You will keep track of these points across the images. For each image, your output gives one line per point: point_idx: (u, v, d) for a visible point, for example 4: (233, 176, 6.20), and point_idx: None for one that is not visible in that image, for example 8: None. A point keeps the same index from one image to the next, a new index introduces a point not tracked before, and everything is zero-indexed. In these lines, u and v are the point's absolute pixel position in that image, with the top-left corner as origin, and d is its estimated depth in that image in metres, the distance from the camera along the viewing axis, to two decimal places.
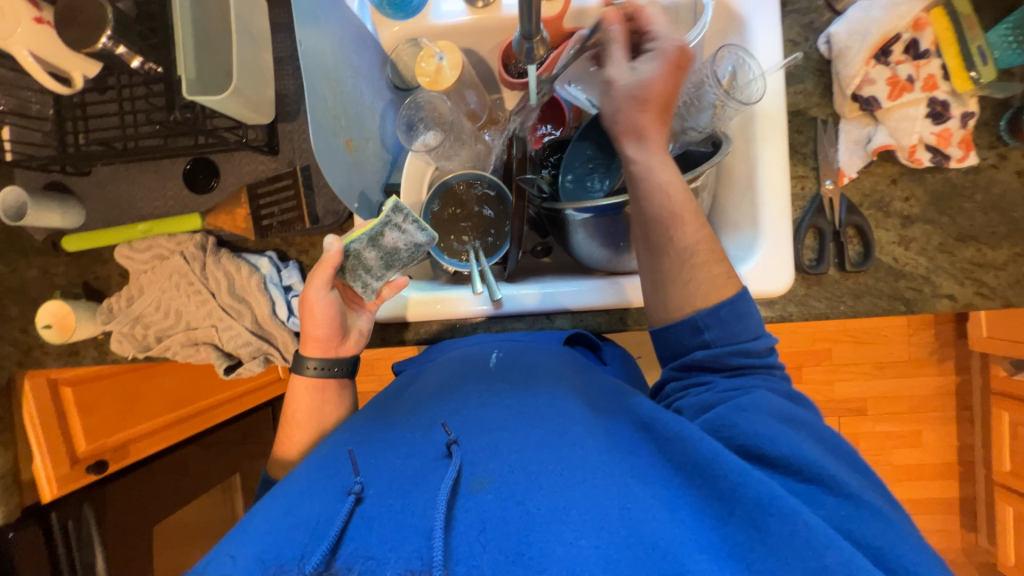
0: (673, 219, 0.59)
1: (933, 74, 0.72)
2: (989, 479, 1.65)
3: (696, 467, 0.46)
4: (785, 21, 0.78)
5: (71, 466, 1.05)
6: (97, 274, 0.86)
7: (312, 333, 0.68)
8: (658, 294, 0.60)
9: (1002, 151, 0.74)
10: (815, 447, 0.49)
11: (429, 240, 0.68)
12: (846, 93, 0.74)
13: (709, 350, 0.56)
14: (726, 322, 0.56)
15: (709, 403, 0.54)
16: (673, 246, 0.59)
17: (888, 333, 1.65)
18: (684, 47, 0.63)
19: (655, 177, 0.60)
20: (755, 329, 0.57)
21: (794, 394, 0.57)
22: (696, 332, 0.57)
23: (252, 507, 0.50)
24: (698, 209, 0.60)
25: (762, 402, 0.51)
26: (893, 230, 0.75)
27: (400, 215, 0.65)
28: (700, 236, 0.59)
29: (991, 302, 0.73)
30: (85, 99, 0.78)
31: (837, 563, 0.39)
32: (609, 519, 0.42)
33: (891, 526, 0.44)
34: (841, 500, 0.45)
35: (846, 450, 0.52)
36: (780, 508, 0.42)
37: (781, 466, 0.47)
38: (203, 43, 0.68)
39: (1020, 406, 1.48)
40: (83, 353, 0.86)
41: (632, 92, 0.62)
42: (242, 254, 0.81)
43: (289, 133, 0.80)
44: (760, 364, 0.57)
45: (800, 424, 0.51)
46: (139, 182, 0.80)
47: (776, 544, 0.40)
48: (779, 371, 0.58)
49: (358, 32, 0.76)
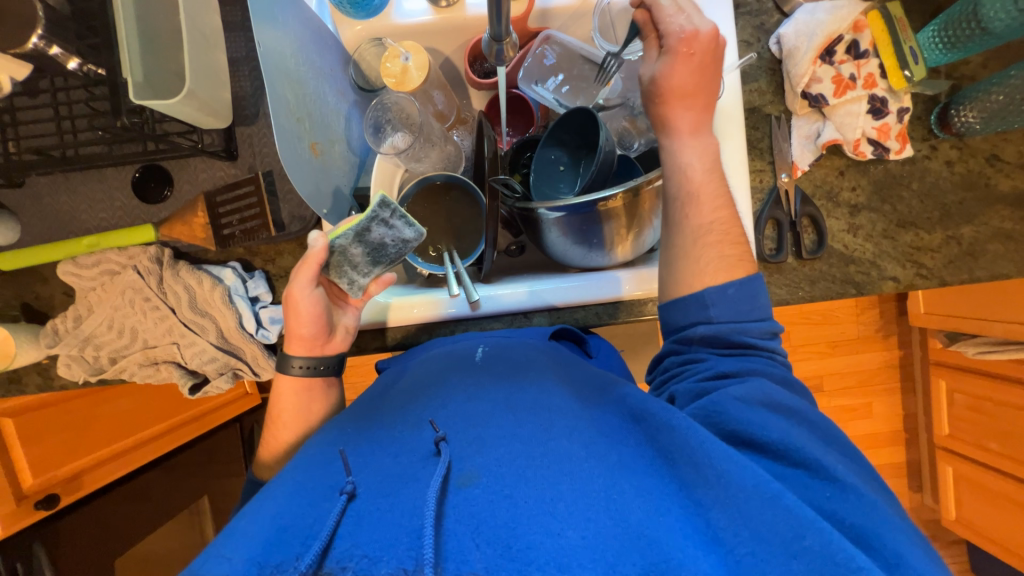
0: (689, 198, 0.62)
1: (872, 72, 0.77)
2: (930, 442, 1.81)
3: (683, 453, 0.48)
4: (738, 22, 0.82)
5: (17, 504, 0.98)
6: (38, 293, 0.79)
7: (297, 331, 0.66)
8: (665, 270, 0.64)
9: (933, 143, 0.80)
10: (802, 432, 0.51)
11: (417, 235, 0.66)
12: (797, 91, 0.78)
13: (712, 326, 0.59)
14: (733, 300, 0.59)
15: (701, 389, 0.56)
16: (690, 222, 0.62)
17: (839, 314, 1.77)
18: (695, 37, 0.60)
19: (679, 173, 0.63)
20: (761, 310, 0.60)
21: (790, 381, 0.58)
22: (702, 308, 0.59)
23: (240, 509, 0.48)
24: (719, 190, 0.63)
25: (753, 389, 0.53)
26: (842, 219, 0.80)
27: (387, 211, 0.63)
28: (716, 216, 0.62)
29: (929, 282, 0.80)
30: (14, 104, 0.72)
31: (817, 545, 0.40)
32: (597, 510, 0.43)
33: (875, 509, 0.46)
34: (828, 484, 0.47)
35: (828, 431, 0.53)
36: (761, 492, 0.43)
37: (770, 451, 0.49)
38: (150, 42, 0.64)
39: (954, 374, 1.63)
40: (27, 381, 0.79)
41: (648, 88, 0.64)
42: (202, 265, 0.77)
43: (248, 137, 0.77)
44: (761, 345, 0.59)
45: (790, 413, 0.53)
46: (83, 193, 0.76)
47: (759, 528, 0.42)
48: (781, 356, 0.60)
49: (317, 30, 0.73)
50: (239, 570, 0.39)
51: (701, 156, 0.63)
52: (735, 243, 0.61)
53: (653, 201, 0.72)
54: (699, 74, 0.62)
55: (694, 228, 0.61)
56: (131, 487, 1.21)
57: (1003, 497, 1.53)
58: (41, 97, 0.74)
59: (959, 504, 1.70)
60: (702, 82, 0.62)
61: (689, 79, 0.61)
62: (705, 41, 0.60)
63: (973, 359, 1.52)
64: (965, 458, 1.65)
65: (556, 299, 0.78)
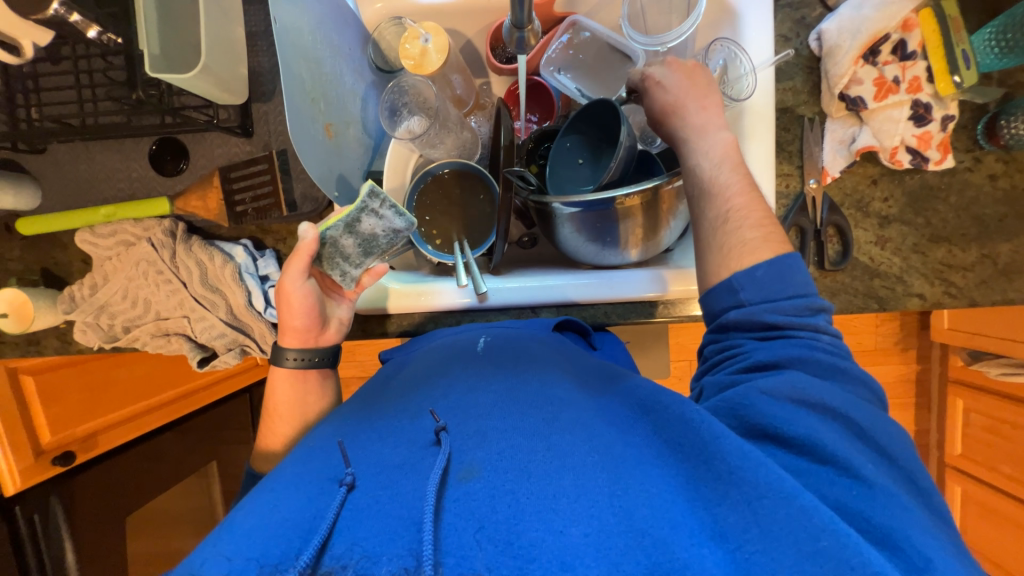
0: (704, 194, 0.61)
1: (918, 76, 0.72)
2: (940, 460, 1.76)
3: (693, 448, 0.47)
4: (777, 15, 0.78)
5: (35, 458, 1.03)
6: (57, 259, 0.81)
7: (291, 323, 0.66)
8: (698, 263, 0.62)
9: (977, 155, 0.76)
10: (833, 429, 0.48)
11: (407, 226, 0.66)
12: (834, 92, 0.74)
13: (744, 310, 0.56)
14: (762, 283, 0.56)
15: (727, 382, 0.55)
16: (707, 218, 0.60)
17: (858, 324, 1.71)
18: (673, 70, 0.66)
19: (700, 173, 0.61)
20: (798, 288, 0.56)
21: (844, 366, 0.53)
22: (731, 293, 0.57)
23: (239, 504, 0.48)
24: (743, 185, 0.60)
25: (784, 382, 0.50)
26: (871, 230, 0.77)
27: (376, 200, 0.62)
28: (733, 202, 0.59)
29: (957, 301, 0.76)
30: (37, 70, 0.72)
31: (832, 548, 0.39)
32: (600, 508, 0.42)
33: (905, 509, 0.44)
34: (855, 482, 0.45)
35: (867, 429, 0.49)
36: (776, 492, 0.42)
37: (794, 446, 0.47)
38: (168, 13, 0.63)
39: (975, 393, 1.58)
40: (45, 343, 0.81)
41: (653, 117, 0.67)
42: (215, 241, 0.78)
43: (263, 114, 0.76)
44: (800, 323, 0.55)
45: (828, 409, 0.49)
46: (102, 162, 0.76)
47: (772, 528, 0.40)
48: (826, 336, 0.55)
49: (337, 8, 0.71)
50: (238, 568, 0.39)
51: (718, 156, 0.61)
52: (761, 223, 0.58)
53: (672, 200, 0.71)
54: (688, 83, 0.65)
55: (716, 224, 0.59)
56: (145, 449, 1.26)
57: (1011, 521, 1.50)
58: (63, 64, 0.74)
59: (966, 525, 1.67)
60: (694, 89, 0.65)
61: (679, 91, 0.65)
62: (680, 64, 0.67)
63: (996, 381, 1.47)
64: (978, 479, 1.61)
65: (563, 295, 0.76)
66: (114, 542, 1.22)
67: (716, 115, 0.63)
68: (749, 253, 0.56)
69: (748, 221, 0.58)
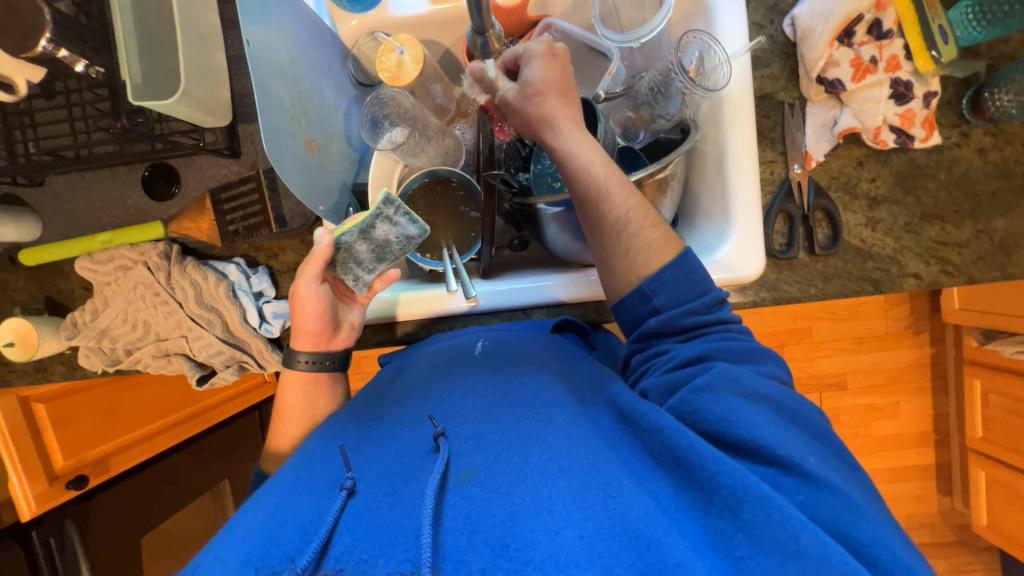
0: (600, 194, 0.61)
1: (896, 54, 0.72)
2: (962, 445, 1.71)
3: (673, 457, 0.48)
4: (750, 3, 0.78)
5: (50, 483, 1.05)
6: (60, 288, 0.83)
7: (303, 326, 0.68)
8: (607, 271, 0.63)
9: (965, 130, 0.75)
10: (782, 427, 0.50)
11: (421, 232, 0.67)
12: (811, 76, 0.74)
13: (661, 316, 0.59)
14: (672, 284, 0.59)
15: (673, 384, 0.55)
16: (608, 219, 0.61)
17: (866, 308, 1.68)
18: (553, 42, 0.65)
19: (595, 174, 0.61)
20: (702, 284, 0.59)
21: (754, 348, 0.59)
22: (645, 300, 0.59)
23: (241, 505, 0.49)
24: (623, 178, 0.62)
25: (723, 375, 0.53)
26: (860, 212, 0.76)
27: (391, 207, 0.64)
28: (631, 204, 0.61)
29: (955, 280, 0.75)
30: (32, 106, 0.75)
31: (811, 546, 0.39)
32: (594, 510, 0.42)
33: (846, 499, 0.45)
34: (801, 480, 0.46)
35: (809, 417, 0.54)
36: (752, 494, 0.43)
37: (755, 455, 0.47)
38: (149, 43, 0.65)
39: (991, 373, 1.53)
40: (52, 370, 0.83)
41: (526, 93, 0.63)
42: (208, 262, 0.80)
43: (250, 134, 0.78)
44: (713, 319, 0.59)
45: (764, 399, 0.52)
46: (97, 191, 0.78)
47: (751, 530, 0.41)
48: (737, 325, 0.60)
49: (312, 25, 0.72)
50: (235, 569, 0.39)
51: (592, 149, 0.62)
52: (659, 224, 0.61)
53: (656, 193, 0.71)
54: (563, 72, 0.64)
55: (615, 224, 0.61)
56: (157, 469, 1.28)
57: None
58: (56, 99, 0.76)
59: (993, 511, 1.61)
60: (568, 79, 0.64)
61: (555, 79, 0.63)
62: (552, 47, 0.64)
63: (1011, 360, 1.43)
64: (1001, 462, 1.56)
65: (554, 295, 0.75)
66: (129, 563, 1.23)
67: (576, 111, 0.64)
68: (655, 256, 0.60)
69: (644, 221, 0.60)
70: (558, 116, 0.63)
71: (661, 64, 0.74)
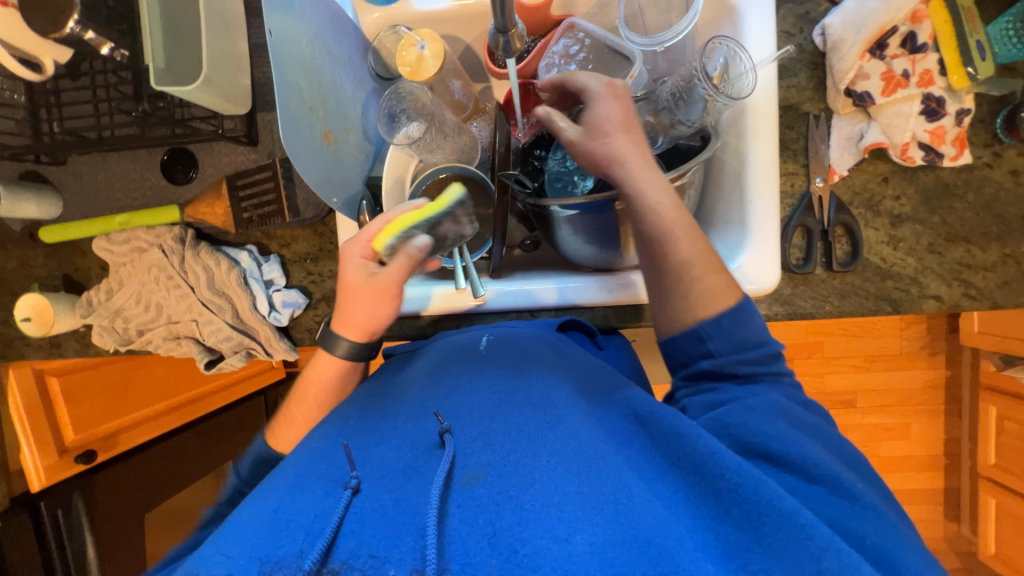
0: (665, 236, 0.59)
1: (929, 70, 0.70)
2: (973, 471, 1.67)
3: (691, 462, 0.47)
4: (778, 10, 0.76)
5: (59, 456, 1.09)
6: (77, 266, 0.85)
7: (359, 327, 0.66)
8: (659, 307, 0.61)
9: (997, 150, 0.72)
10: (817, 456, 0.49)
11: (471, 230, 0.73)
12: (840, 88, 0.72)
13: (713, 361, 0.57)
14: (727, 331, 0.57)
15: (715, 407, 0.55)
16: (669, 263, 0.59)
17: (881, 327, 1.65)
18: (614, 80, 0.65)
19: (661, 216, 0.59)
20: (760, 335, 0.57)
21: (807, 403, 0.57)
22: (699, 342, 0.58)
23: (241, 503, 0.49)
24: (691, 221, 0.60)
25: (771, 417, 0.51)
26: (882, 230, 0.74)
27: (462, 209, 0.67)
28: (696, 250, 0.59)
29: (979, 303, 0.72)
30: (58, 86, 0.76)
31: (834, 567, 0.38)
32: (605, 515, 0.42)
33: (874, 529, 0.44)
34: (825, 502, 0.45)
35: (836, 441, 0.53)
36: (775, 509, 0.42)
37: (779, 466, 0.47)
38: (174, 29, 0.66)
39: (1007, 401, 1.49)
40: (66, 346, 0.85)
41: (592, 135, 0.63)
42: (222, 248, 0.80)
43: (268, 124, 0.78)
44: (766, 370, 0.57)
45: (802, 428, 0.51)
46: (116, 172, 0.79)
47: (772, 544, 0.40)
48: (789, 378, 0.58)
49: (335, 16, 0.73)
50: (240, 567, 0.39)
51: (662, 189, 0.60)
52: (685, 228, 0.60)
53: None
54: (627, 110, 0.63)
55: (679, 268, 0.59)
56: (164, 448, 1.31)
57: None
58: (81, 80, 0.77)
59: (1001, 541, 1.57)
60: (631, 115, 0.64)
61: (620, 116, 0.63)
62: (614, 86, 0.64)
63: None
64: (1010, 491, 1.52)
65: (563, 297, 0.75)
66: None
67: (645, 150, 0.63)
68: (715, 301, 0.58)
69: (706, 267, 0.59)
70: (627, 152, 0.61)
71: (683, 69, 0.73)
